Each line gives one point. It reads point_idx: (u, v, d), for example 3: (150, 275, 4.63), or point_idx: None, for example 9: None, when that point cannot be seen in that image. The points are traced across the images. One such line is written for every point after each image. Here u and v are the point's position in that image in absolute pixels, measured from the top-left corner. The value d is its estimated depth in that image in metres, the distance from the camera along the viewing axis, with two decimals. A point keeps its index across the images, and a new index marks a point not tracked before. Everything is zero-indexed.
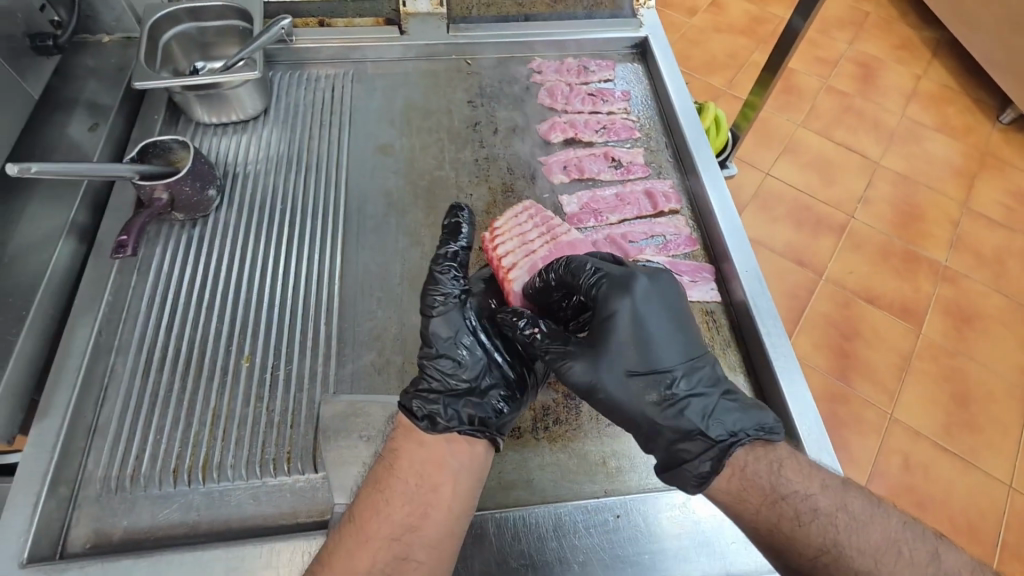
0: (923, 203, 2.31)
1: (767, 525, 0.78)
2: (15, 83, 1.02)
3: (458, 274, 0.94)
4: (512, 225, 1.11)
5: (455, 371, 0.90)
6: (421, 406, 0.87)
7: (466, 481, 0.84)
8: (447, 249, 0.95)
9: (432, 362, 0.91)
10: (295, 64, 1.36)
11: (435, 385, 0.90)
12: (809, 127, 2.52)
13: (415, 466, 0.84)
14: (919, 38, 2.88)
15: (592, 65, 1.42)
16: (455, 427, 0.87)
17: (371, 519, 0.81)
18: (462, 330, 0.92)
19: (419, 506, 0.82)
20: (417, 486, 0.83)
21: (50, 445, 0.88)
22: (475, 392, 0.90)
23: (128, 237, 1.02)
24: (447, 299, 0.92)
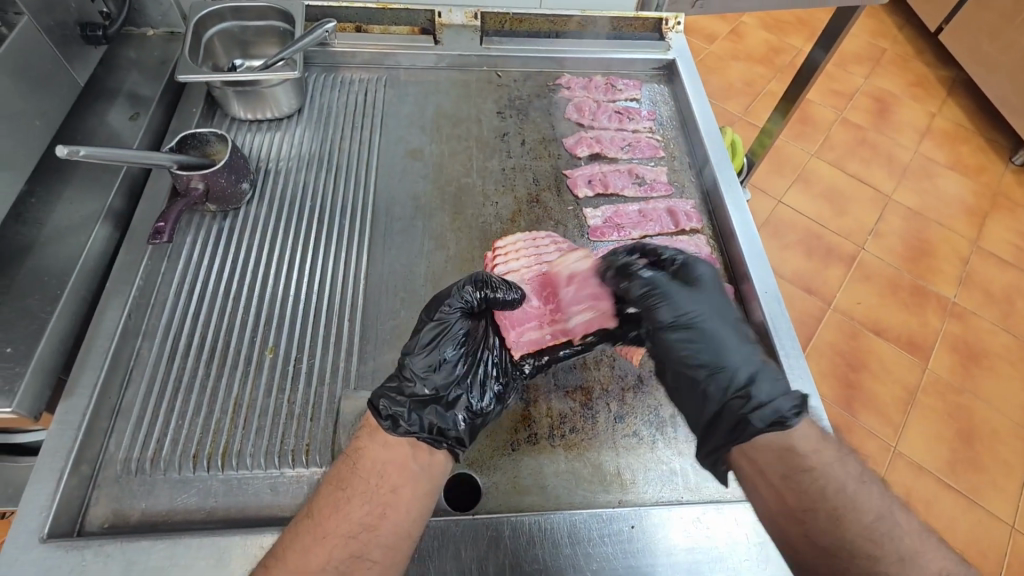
0: (933, 239, 2.33)
1: (835, 482, 0.78)
2: (63, 69, 1.04)
3: (484, 288, 0.95)
4: (522, 244, 1.14)
5: (430, 376, 0.90)
6: (387, 406, 0.85)
7: (424, 483, 0.81)
8: (463, 294, 0.94)
9: (412, 361, 0.90)
10: (330, 67, 1.39)
11: (405, 387, 0.88)
12: (823, 157, 2.55)
13: (377, 467, 0.81)
14: (934, 76, 2.92)
15: (620, 84, 1.45)
16: (415, 433, 0.84)
17: (331, 516, 0.76)
18: (454, 340, 0.93)
19: (381, 504, 0.78)
20: (375, 485, 0.79)
21: (75, 423, 0.89)
22: (443, 402, 0.89)
23: (165, 224, 1.03)
24: (456, 306, 0.93)
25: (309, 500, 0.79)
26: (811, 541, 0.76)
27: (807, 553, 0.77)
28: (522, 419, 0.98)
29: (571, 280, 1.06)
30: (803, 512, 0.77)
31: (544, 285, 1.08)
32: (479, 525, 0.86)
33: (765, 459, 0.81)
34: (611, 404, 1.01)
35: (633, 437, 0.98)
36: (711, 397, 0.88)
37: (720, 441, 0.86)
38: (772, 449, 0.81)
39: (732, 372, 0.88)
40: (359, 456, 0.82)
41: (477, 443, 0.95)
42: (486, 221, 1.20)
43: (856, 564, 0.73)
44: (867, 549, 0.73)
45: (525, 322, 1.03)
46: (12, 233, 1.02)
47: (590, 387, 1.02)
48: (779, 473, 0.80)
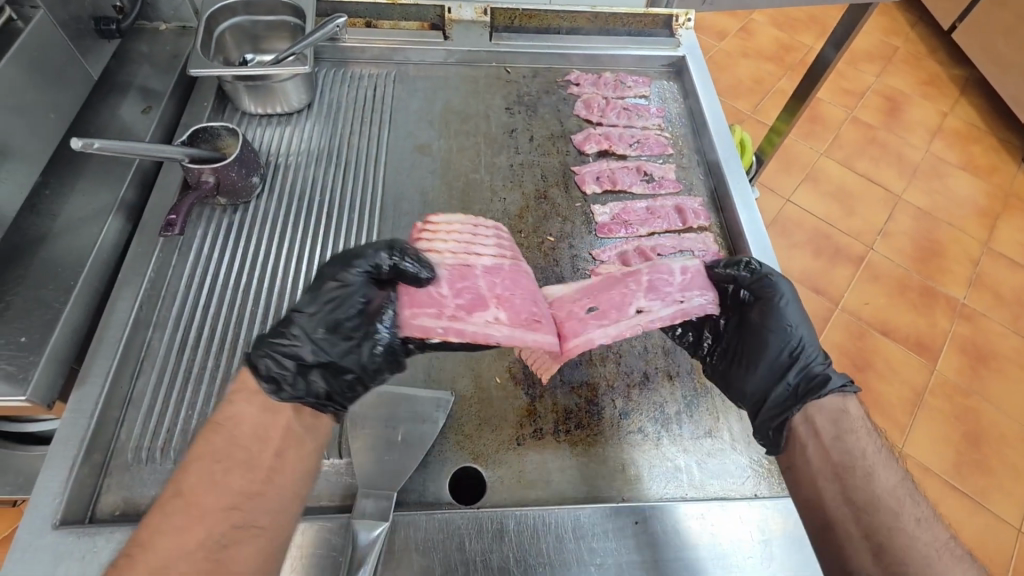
0: (943, 239, 2.31)
1: (869, 450, 0.81)
2: (77, 63, 1.05)
3: (397, 257, 0.87)
4: (455, 232, 1.01)
5: (319, 338, 0.82)
6: (269, 367, 0.79)
7: (311, 443, 0.80)
8: (375, 259, 0.86)
9: (302, 320, 0.82)
10: (339, 62, 1.40)
11: (293, 346, 0.81)
12: (832, 156, 2.53)
13: (255, 431, 0.76)
14: (947, 75, 2.89)
15: (629, 81, 1.44)
16: (301, 398, 0.80)
17: (205, 492, 0.69)
18: (354, 304, 0.85)
19: (265, 469, 0.74)
20: (256, 451, 0.75)
21: (88, 412, 0.90)
22: (332, 366, 0.83)
23: (177, 216, 1.07)
24: (363, 269, 0.85)
25: (174, 478, 0.70)
26: (841, 498, 0.77)
27: (836, 509, 0.77)
28: (527, 414, 0.99)
29: (497, 280, 0.95)
30: (843, 468, 0.79)
31: (461, 276, 0.93)
32: (483, 517, 0.87)
33: (820, 421, 0.84)
34: (616, 400, 1.01)
35: (638, 433, 0.98)
36: (787, 370, 0.88)
37: (787, 407, 0.86)
38: (829, 412, 0.84)
39: (812, 349, 0.89)
40: (234, 423, 0.76)
41: (483, 438, 0.96)
42: (493, 217, 1.21)
43: (876, 519, 0.74)
44: (892, 509, 0.75)
45: (428, 305, 0.89)
46: (27, 225, 1.04)
47: (596, 383, 1.03)
48: (829, 434, 0.82)
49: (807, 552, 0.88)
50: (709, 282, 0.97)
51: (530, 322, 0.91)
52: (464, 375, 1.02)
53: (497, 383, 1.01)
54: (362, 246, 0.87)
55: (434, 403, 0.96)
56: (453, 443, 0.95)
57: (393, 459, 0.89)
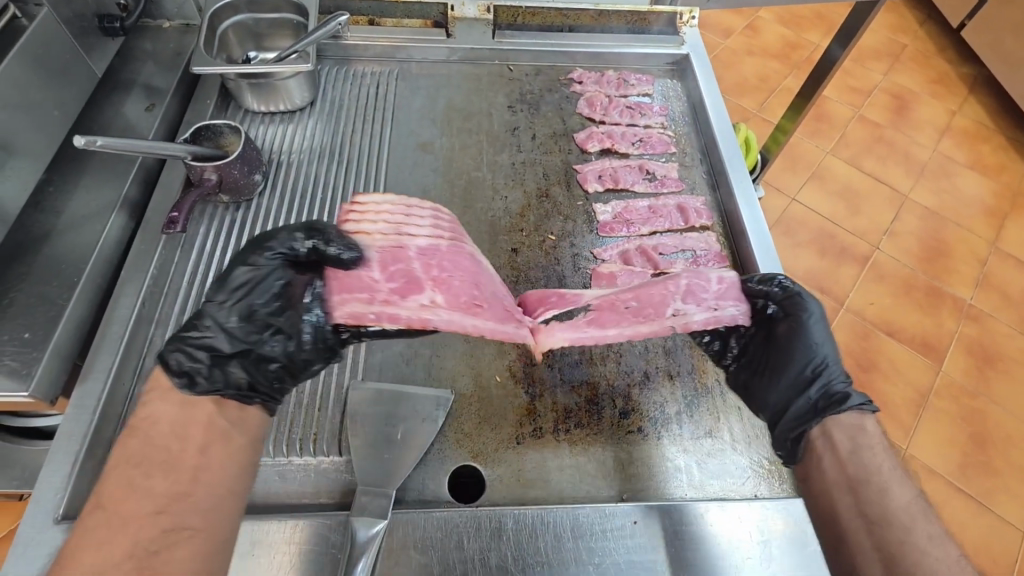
0: (950, 239, 2.29)
1: (886, 465, 0.81)
2: (81, 61, 1.05)
3: (316, 239, 0.84)
4: (384, 211, 0.97)
5: (233, 327, 0.81)
6: (180, 361, 0.77)
7: (239, 438, 0.78)
8: (289, 243, 0.83)
9: (213, 310, 0.80)
10: (342, 60, 1.40)
11: (205, 338, 0.79)
12: (838, 155, 2.51)
13: (174, 428, 0.74)
14: (956, 73, 2.87)
15: (632, 79, 1.44)
16: (219, 390, 0.78)
17: (126, 499, 0.68)
18: (268, 290, 0.83)
19: (189, 469, 0.72)
20: (178, 450, 0.73)
21: (90, 409, 0.91)
22: (252, 356, 0.82)
23: (179, 213, 1.05)
24: (277, 252, 0.83)
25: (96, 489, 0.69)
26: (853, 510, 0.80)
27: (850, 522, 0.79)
28: (527, 413, 0.99)
29: (433, 261, 0.93)
30: (856, 483, 0.80)
31: (392, 258, 0.91)
32: (482, 516, 0.87)
33: (838, 436, 0.84)
34: (616, 400, 1.01)
35: (638, 433, 0.98)
36: (808, 385, 0.87)
37: (806, 420, 0.86)
38: (846, 427, 0.84)
39: (835, 369, 0.87)
40: (150, 424, 0.74)
41: (482, 436, 0.96)
42: (495, 215, 1.21)
43: (886, 531, 0.76)
44: (904, 525, 0.76)
45: (359, 290, 0.88)
46: (32, 221, 1.04)
47: (596, 382, 1.02)
48: (846, 449, 0.83)
49: (808, 554, 0.87)
50: (742, 294, 0.94)
51: (469, 306, 0.90)
52: (464, 373, 1.02)
53: (497, 382, 1.01)
54: (275, 229, 0.84)
55: (434, 401, 0.96)
56: (452, 441, 0.95)
57: (392, 457, 0.89)
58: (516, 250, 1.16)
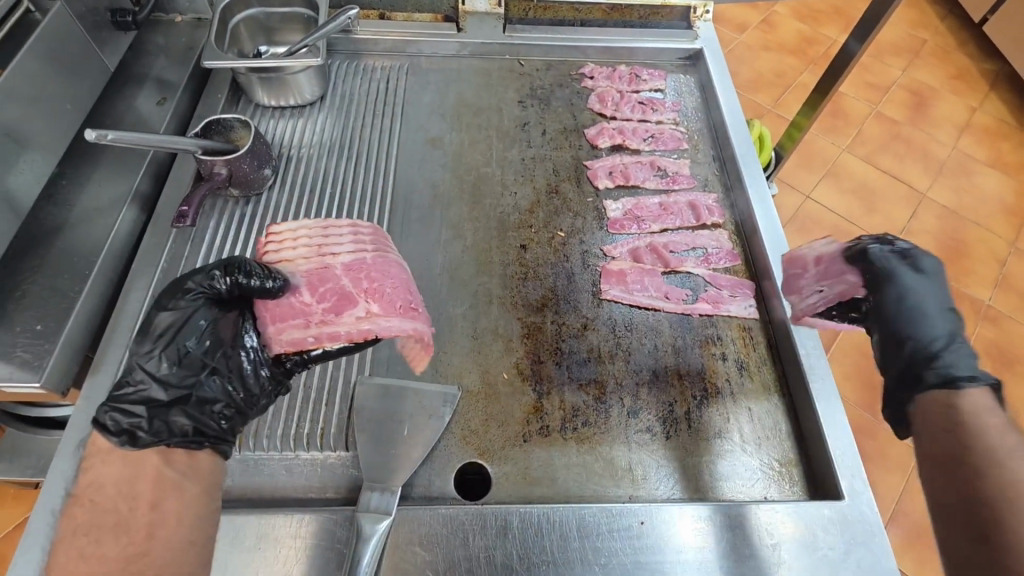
0: (968, 239, 2.24)
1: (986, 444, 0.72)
2: (94, 55, 1.06)
3: (234, 275, 0.82)
4: (302, 236, 0.97)
5: (165, 374, 0.79)
6: (116, 420, 0.75)
7: (192, 487, 0.76)
8: (208, 282, 0.81)
9: (141, 363, 0.78)
10: (352, 54, 1.40)
11: (138, 392, 0.77)
12: (854, 152, 2.47)
13: (120, 489, 0.72)
14: (977, 69, 2.80)
15: (644, 74, 1.42)
16: (162, 441, 0.76)
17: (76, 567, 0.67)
18: (194, 332, 0.81)
19: (142, 527, 0.70)
20: (128, 511, 0.71)
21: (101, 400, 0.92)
22: (192, 400, 0.79)
23: (188, 208, 1.08)
24: (198, 292, 0.82)
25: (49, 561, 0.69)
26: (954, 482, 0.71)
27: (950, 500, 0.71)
28: (534, 411, 0.98)
29: (361, 274, 0.94)
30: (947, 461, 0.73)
31: (319, 279, 0.92)
32: (487, 514, 0.86)
33: (932, 414, 0.79)
34: (624, 399, 1.00)
35: (646, 433, 0.97)
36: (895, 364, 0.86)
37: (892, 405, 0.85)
38: (944, 405, 0.78)
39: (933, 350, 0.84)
40: (94, 489, 0.72)
41: (489, 433, 0.95)
42: (504, 211, 1.20)
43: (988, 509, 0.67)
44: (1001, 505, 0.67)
45: (291, 317, 0.88)
46: (44, 214, 1.05)
47: (604, 381, 1.01)
48: (944, 422, 0.77)
49: (818, 556, 0.86)
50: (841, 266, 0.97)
51: (404, 310, 0.93)
52: (471, 370, 1.01)
53: (504, 379, 1.01)
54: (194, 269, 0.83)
55: (441, 398, 0.96)
56: (458, 438, 0.95)
57: (398, 454, 0.89)
58: (525, 246, 1.15)
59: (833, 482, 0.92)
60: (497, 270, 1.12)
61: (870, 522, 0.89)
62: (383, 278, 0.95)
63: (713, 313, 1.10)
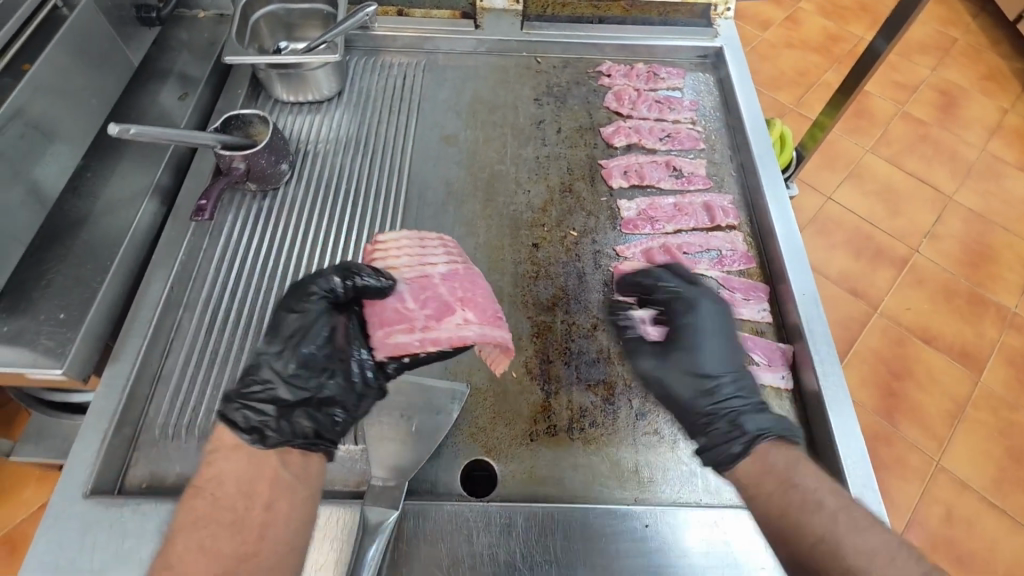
0: (995, 244, 2.19)
1: (778, 509, 0.77)
2: (119, 50, 1.08)
3: (352, 278, 0.90)
4: (406, 247, 0.98)
5: (291, 375, 0.84)
6: (247, 418, 0.79)
7: (303, 490, 0.78)
8: (328, 285, 0.88)
9: (269, 362, 0.84)
10: (371, 50, 1.40)
11: (265, 391, 0.82)
12: (878, 153, 2.42)
13: (240, 488, 0.74)
14: (1009, 69, 2.72)
15: (662, 72, 1.40)
16: (287, 441, 0.80)
17: (195, 560, 0.68)
18: (316, 335, 0.87)
19: (255, 527, 0.72)
20: (244, 509, 0.73)
21: (120, 387, 0.94)
22: (313, 402, 0.85)
23: (207, 202, 1.07)
24: (320, 295, 0.88)
25: (164, 551, 0.69)
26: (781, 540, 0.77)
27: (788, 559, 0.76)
28: (542, 410, 0.98)
29: (456, 284, 0.96)
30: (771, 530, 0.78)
31: (420, 288, 0.94)
32: (492, 512, 0.87)
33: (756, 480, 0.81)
34: (634, 401, 1.00)
35: (654, 434, 0.97)
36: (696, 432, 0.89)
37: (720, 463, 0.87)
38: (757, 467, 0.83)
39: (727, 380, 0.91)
40: (216, 484, 0.74)
41: (496, 431, 0.96)
42: (517, 209, 1.20)
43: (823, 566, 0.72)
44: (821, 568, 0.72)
45: (395, 323, 0.92)
46: (69, 205, 1.08)
47: (613, 382, 1.01)
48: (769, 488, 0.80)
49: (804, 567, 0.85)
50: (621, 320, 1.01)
51: (498, 319, 0.94)
52: (480, 368, 1.02)
53: (513, 378, 1.01)
54: (313, 275, 0.90)
55: (449, 395, 0.96)
56: (465, 435, 0.95)
57: (416, 450, 0.90)
58: (537, 245, 1.15)
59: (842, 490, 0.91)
60: (509, 268, 1.12)
61: None
62: (478, 289, 0.96)
63: None
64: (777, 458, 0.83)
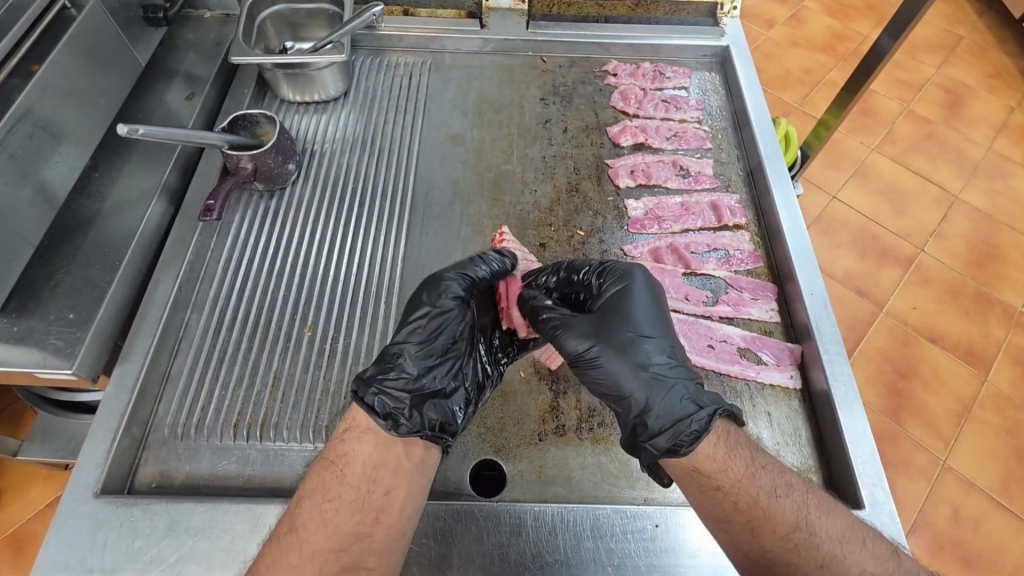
0: (1002, 243, 2.17)
1: (745, 499, 0.77)
2: (126, 50, 1.08)
3: (475, 264, 1.00)
4: (523, 249, 1.13)
5: (422, 366, 0.91)
6: (383, 403, 0.85)
7: (420, 481, 0.82)
8: (460, 274, 0.98)
9: (409, 351, 0.91)
10: (377, 50, 1.40)
11: (400, 379, 0.88)
12: (884, 152, 2.41)
13: (366, 469, 0.80)
14: (1015, 67, 2.71)
15: (668, 71, 1.40)
16: (416, 431, 0.84)
17: (317, 530, 0.75)
18: (449, 335, 0.94)
19: (373, 509, 0.78)
20: (367, 491, 0.79)
21: (128, 387, 0.94)
22: (440, 396, 0.90)
23: (215, 202, 1.09)
24: (455, 291, 0.96)
25: (288, 515, 0.78)
26: (732, 532, 0.78)
27: (742, 561, 0.77)
28: (550, 410, 0.98)
29: None
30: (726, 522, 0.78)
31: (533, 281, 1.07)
32: (501, 511, 0.87)
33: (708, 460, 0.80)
34: None
35: None
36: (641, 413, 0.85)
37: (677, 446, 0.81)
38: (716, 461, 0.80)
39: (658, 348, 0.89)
40: (345, 462, 0.81)
41: (505, 431, 0.96)
42: (524, 209, 1.20)
43: (788, 565, 0.75)
44: (788, 561, 0.75)
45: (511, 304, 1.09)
46: (77, 206, 1.08)
47: None
48: (699, 489, 0.80)
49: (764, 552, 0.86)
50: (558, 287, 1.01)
51: None
52: None
53: (520, 378, 1.01)
54: (444, 270, 0.99)
55: None
56: (475, 434, 0.95)
57: None
58: (544, 244, 1.15)
59: (852, 490, 0.91)
60: None
61: (892, 532, 0.87)
62: None
63: (734, 316, 1.09)
64: (738, 441, 0.83)
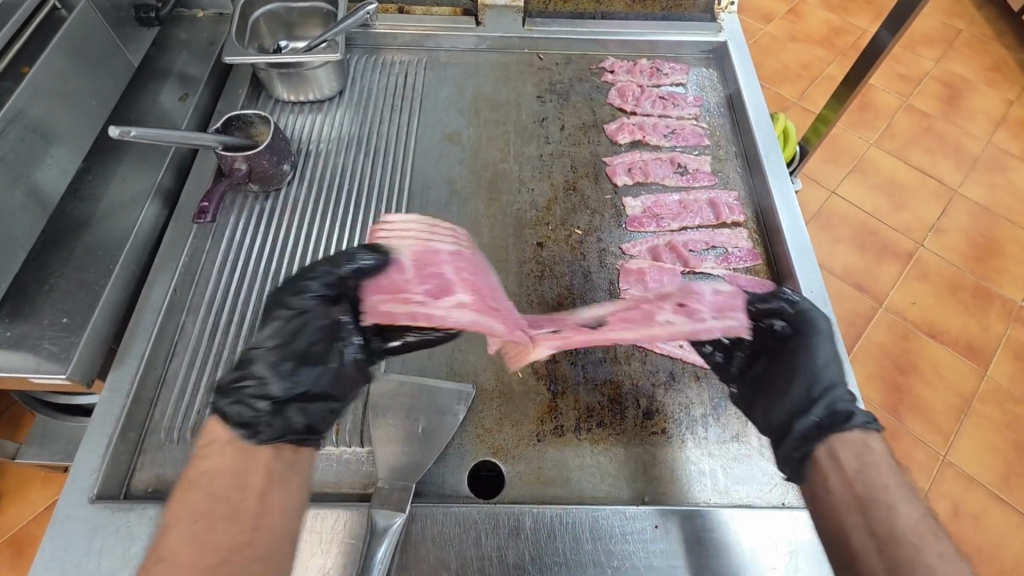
0: (1001, 237, 2.17)
1: (886, 483, 0.78)
2: (118, 50, 1.07)
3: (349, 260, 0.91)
4: (410, 223, 1.04)
5: (281, 370, 0.82)
6: (240, 413, 0.78)
7: (295, 481, 0.78)
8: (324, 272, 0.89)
9: (262, 355, 0.82)
10: (371, 48, 1.39)
11: (256, 387, 0.80)
12: (882, 147, 2.40)
13: (233, 479, 0.73)
14: (1013, 59, 2.70)
15: (666, 68, 1.39)
16: (277, 436, 0.79)
17: (182, 546, 0.67)
18: (309, 335, 0.85)
19: (249, 515, 0.71)
20: (238, 499, 0.72)
21: (124, 391, 0.94)
22: (307, 396, 0.83)
23: (209, 204, 1.07)
24: (314, 290, 0.87)
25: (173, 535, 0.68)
26: (860, 511, 0.76)
27: (860, 542, 0.75)
28: (549, 411, 0.97)
29: (462, 265, 1.01)
30: (865, 499, 0.77)
31: (428, 262, 0.98)
32: (499, 513, 0.87)
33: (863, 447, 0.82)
34: (640, 400, 0.99)
35: (662, 434, 0.96)
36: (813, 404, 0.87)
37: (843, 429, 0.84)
38: (852, 445, 0.82)
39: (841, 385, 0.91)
40: (209, 476, 0.73)
41: (502, 432, 0.95)
42: (521, 208, 1.19)
43: (912, 547, 0.72)
44: (913, 543, 0.73)
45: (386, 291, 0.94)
46: (71, 208, 1.08)
47: (620, 381, 1.00)
48: (850, 467, 0.80)
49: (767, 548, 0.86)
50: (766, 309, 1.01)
51: (491, 309, 0.97)
52: (485, 368, 1.01)
53: (519, 379, 1.00)
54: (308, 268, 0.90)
55: (456, 395, 0.96)
56: (473, 436, 0.95)
57: (418, 449, 0.90)
58: (542, 243, 1.15)
59: None
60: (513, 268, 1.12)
61: None
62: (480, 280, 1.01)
63: None
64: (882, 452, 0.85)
